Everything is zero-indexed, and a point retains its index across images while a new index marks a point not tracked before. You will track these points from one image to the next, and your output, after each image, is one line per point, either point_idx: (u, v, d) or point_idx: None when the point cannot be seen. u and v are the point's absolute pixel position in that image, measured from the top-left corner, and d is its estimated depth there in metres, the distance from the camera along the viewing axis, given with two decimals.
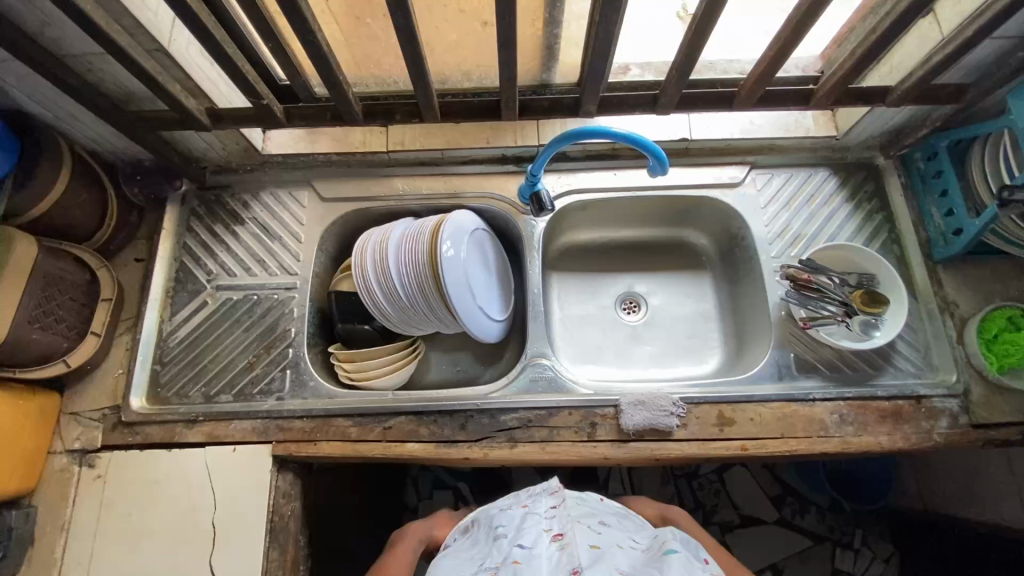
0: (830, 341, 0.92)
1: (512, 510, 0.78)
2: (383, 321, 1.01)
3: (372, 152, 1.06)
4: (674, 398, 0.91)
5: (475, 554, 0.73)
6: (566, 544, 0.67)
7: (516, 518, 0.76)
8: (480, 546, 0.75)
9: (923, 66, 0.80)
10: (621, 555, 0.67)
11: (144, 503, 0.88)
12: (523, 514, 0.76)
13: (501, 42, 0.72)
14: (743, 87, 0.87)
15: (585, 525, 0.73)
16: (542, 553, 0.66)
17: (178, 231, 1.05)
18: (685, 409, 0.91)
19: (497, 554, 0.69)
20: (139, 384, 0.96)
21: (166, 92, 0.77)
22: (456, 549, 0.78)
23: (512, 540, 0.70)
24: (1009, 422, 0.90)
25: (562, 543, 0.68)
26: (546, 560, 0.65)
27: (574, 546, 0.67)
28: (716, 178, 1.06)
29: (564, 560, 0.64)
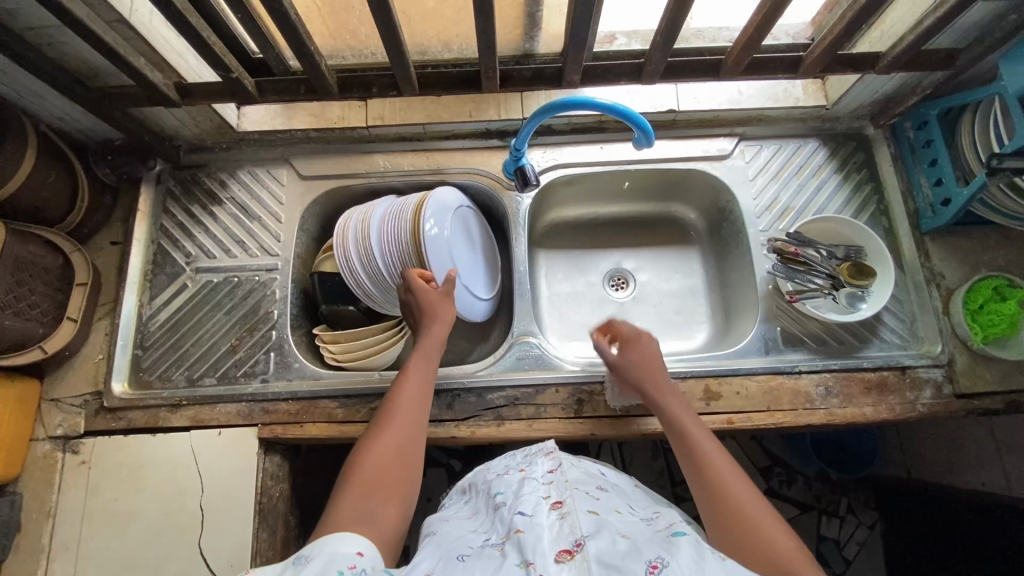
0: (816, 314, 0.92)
1: (509, 476, 0.74)
2: (368, 302, 0.99)
3: (351, 127, 1.02)
4: None
5: (474, 525, 0.69)
6: (566, 513, 0.61)
7: (514, 483, 0.71)
8: (479, 517, 0.71)
9: (915, 31, 0.77)
10: (623, 521, 0.63)
11: (131, 487, 0.88)
12: (520, 479, 0.72)
13: (478, 8, 0.69)
14: (730, 55, 0.84)
15: (582, 491, 0.68)
16: (543, 522, 0.60)
17: (154, 213, 1.02)
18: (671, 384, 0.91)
19: (501, 527, 0.63)
20: (121, 369, 0.94)
21: (129, 66, 0.73)
22: (454, 515, 0.74)
23: (512, 507, 0.65)
24: (992, 392, 0.91)
25: (562, 512, 0.62)
26: (547, 530, 0.59)
27: (575, 514, 0.61)
28: (705, 150, 1.04)
29: (566, 530, 0.59)
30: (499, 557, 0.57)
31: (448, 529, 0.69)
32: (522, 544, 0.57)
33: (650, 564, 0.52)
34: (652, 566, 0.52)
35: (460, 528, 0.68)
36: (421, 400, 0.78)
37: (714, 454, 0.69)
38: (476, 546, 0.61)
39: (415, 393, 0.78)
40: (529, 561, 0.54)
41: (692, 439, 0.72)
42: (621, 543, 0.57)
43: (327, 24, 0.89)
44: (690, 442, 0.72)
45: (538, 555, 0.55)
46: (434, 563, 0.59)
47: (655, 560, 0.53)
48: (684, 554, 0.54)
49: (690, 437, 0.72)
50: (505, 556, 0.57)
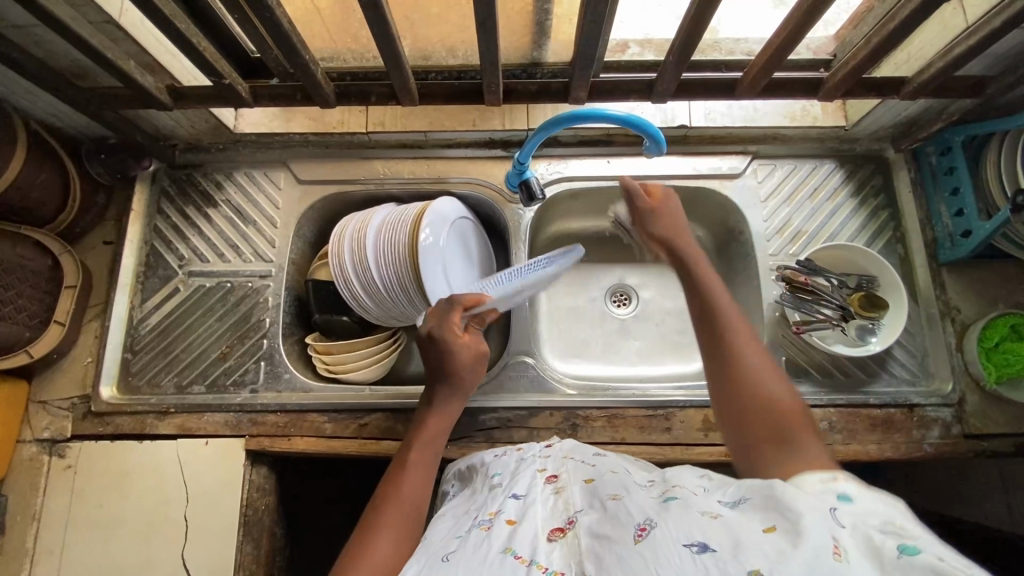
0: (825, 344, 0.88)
1: (505, 458, 0.72)
2: (362, 313, 0.96)
3: (351, 132, 1.00)
4: (660, 403, 0.89)
5: (469, 504, 0.64)
6: (560, 490, 0.58)
7: (511, 465, 0.69)
8: (473, 497, 0.66)
9: (944, 58, 0.73)
10: (617, 479, 0.57)
11: (117, 494, 0.87)
12: (516, 460, 0.69)
13: (480, 23, 0.65)
14: (746, 75, 0.80)
15: (578, 462, 0.64)
16: (536, 501, 0.57)
17: (148, 214, 1.00)
18: (670, 413, 0.89)
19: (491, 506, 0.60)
20: (109, 373, 0.93)
21: (118, 70, 0.71)
22: (453, 504, 0.68)
23: (507, 490, 0.61)
24: (1002, 434, 0.87)
25: (555, 489, 0.58)
26: (540, 508, 0.56)
27: (569, 491, 0.57)
28: (715, 168, 1.00)
29: (560, 509, 0.55)
30: (486, 542, 0.52)
31: (443, 522, 0.62)
32: (511, 532, 0.53)
33: (637, 528, 0.45)
34: (640, 531, 0.44)
35: (455, 516, 0.62)
36: (419, 515, 0.64)
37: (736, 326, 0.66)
38: (463, 531, 0.56)
39: (417, 475, 0.67)
40: (514, 550, 0.49)
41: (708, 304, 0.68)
42: (610, 506, 0.50)
43: (328, 28, 0.86)
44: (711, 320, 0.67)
45: (527, 541, 0.51)
46: (420, 565, 0.52)
47: (643, 522, 0.45)
48: (674, 511, 0.45)
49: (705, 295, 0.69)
50: (492, 542, 0.52)
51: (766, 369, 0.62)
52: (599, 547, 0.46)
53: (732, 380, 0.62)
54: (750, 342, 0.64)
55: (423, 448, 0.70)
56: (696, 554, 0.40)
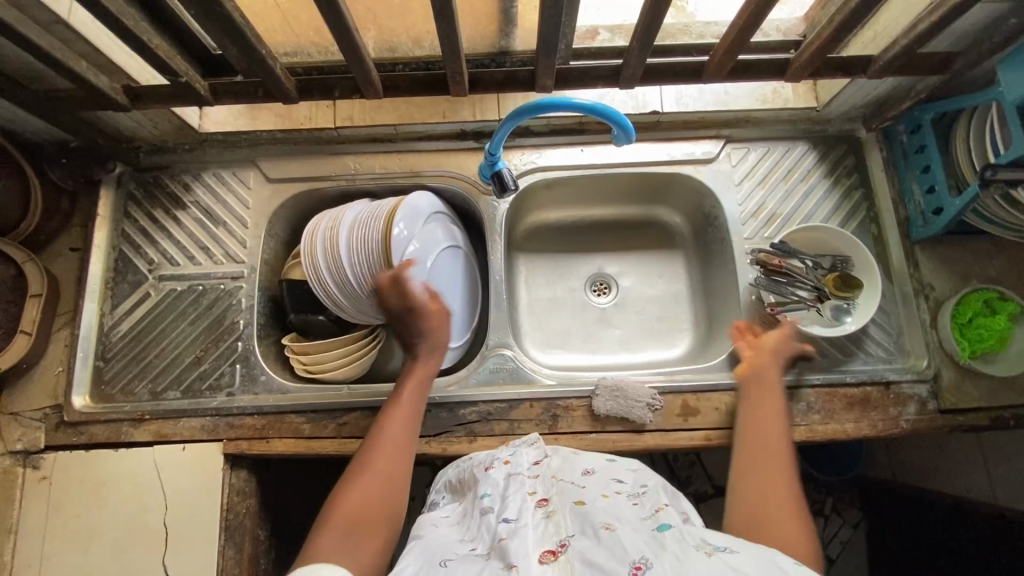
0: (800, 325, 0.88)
1: (493, 471, 0.72)
2: (337, 311, 0.95)
3: (319, 128, 0.98)
4: (651, 390, 0.88)
5: (461, 524, 0.65)
6: (552, 512, 0.60)
7: (500, 484, 0.68)
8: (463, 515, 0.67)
9: (908, 35, 0.73)
10: (608, 504, 0.60)
11: (94, 504, 0.86)
12: (506, 476, 0.70)
13: (437, 12, 0.64)
14: (713, 58, 0.80)
15: (569, 483, 0.67)
16: (530, 522, 0.58)
17: (115, 218, 0.98)
18: (662, 403, 0.88)
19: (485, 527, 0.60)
20: (81, 382, 0.92)
21: (69, 71, 0.69)
22: (441, 521, 0.68)
23: (498, 513, 0.61)
24: (978, 408, 0.88)
25: (548, 510, 0.60)
26: (533, 528, 0.57)
27: (561, 514, 0.59)
28: (689, 153, 0.99)
29: (551, 530, 0.57)
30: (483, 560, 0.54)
31: (435, 536, 0.63)
32: (504, 547, 0.54)
33: (633, 566, 0.49)
34: (635, 569, 0.48)
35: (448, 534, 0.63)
36: (417, 415, 0.79)
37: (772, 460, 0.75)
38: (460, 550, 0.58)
39: (404, 419, 0.77)
40: (511, 561, 0.51)
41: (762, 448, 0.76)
42: (606, 533, 0.53)
43: (289, 22, 0.84)
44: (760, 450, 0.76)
45: (522, 553, 0.53)
46: (417, 566, 0.56)
47: (638, 560, 0.49)
48: (670, 553, 0.50)
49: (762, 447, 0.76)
50: (490, 559, 0.54)
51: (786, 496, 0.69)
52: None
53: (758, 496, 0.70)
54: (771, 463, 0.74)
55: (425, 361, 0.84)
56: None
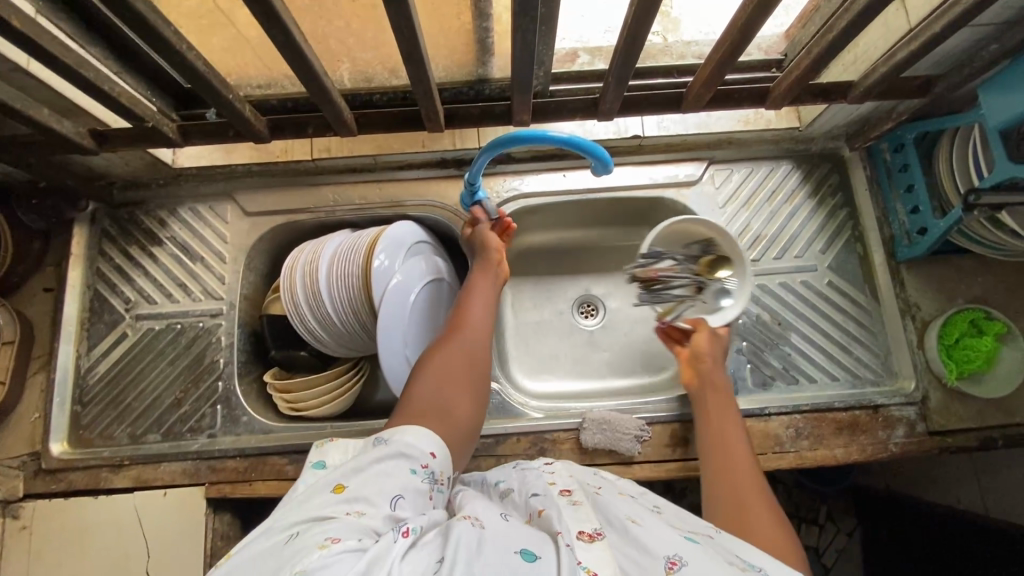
0: (693, 326, 0.89)
1: (505, 468, 0.70)
2: (319, 346, 0.93)
3: (296, 161, 0.96)
4: (640, 421, 0.87)
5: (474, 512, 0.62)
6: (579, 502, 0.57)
7: (514, 475, 0.67)
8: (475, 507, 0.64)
9: (888, 62, 0.72)
10: (626, 501, 0.57)
11: (73, 553, 0.84)
12: (519, 469, 0.68)
13: (406, 55, 0.63)
14: (691, 89, 0.78)
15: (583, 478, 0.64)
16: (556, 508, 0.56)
17: (89, 256, 0.96)
18: (650, 433, 0.87)
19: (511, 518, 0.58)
20: (59, 427, 0.90)
21: (31, 120, 0.67)
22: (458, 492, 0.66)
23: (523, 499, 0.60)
24: (966, 429, 0.88)
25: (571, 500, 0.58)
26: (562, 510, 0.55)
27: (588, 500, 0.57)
28: (672, 176, 0.98)
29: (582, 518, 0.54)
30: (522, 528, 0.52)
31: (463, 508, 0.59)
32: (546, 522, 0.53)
33: (668, 561, 0.47)
34: (671, 564, 0.46)
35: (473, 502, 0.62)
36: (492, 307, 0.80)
37: (734, 448, 0.74)
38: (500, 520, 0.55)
39: (482, 304, 0.79)
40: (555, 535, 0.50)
41: (723, 438, 0.76)
42: (637, 526, 0.51)
43: (260, 58, 0.82)
44: (723, 442, 0.75)
45: (562, 530, 0.51)
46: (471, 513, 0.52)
47: (673, 555, 0.47)
48: (705, 555, 0.47)
49: (722, 437, 0.76)
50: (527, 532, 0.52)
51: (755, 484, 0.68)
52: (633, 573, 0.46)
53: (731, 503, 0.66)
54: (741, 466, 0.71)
55: (480, 282, 0.83)
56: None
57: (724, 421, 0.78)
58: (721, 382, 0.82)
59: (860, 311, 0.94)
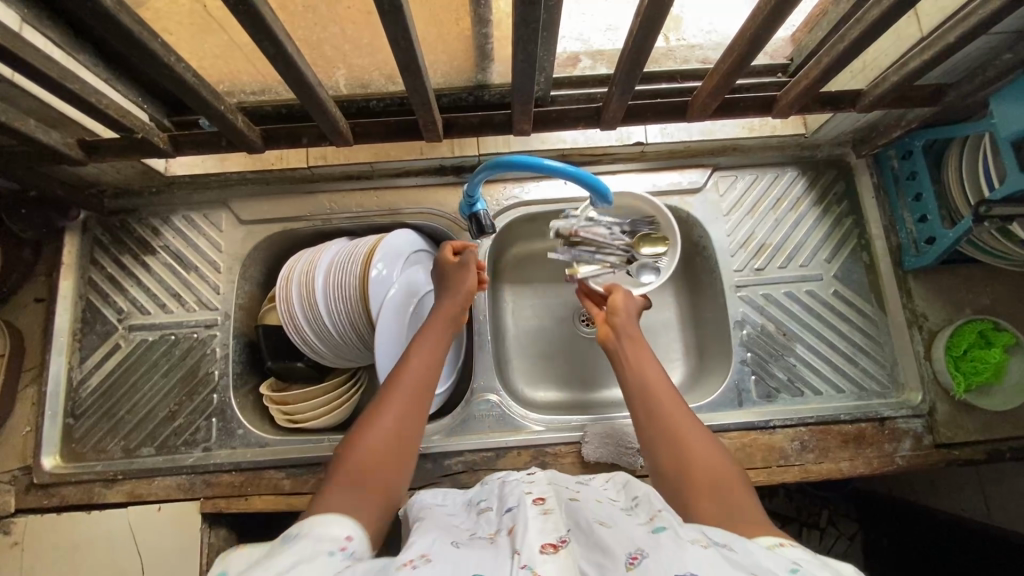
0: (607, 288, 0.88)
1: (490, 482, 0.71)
2: (316, 358, 0.92)
3: (291, 168, 0.94)
4: None
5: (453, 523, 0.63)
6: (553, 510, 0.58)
7: (497, 489, 0.68)
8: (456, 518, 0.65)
9: (899, 71, 0.70)
10: (604, 509, 0.58)
11: (66, 570, 0.82)
12: (501, 483, 0.69)
13: (404, 66, 0.60)
14: (696, 98, 0.76)
15: (565, 487, 0.65)
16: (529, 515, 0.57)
17: (81, 266, 0.94)
18: None
19: (486, 527, 0.59)
20: (51, 441, 0.88)
21: (15, 133, 0.64)
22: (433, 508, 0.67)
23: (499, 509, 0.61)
24: (973, 442, 0.87)
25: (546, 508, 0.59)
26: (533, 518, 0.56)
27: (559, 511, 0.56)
28: (675, 183, 0.96)
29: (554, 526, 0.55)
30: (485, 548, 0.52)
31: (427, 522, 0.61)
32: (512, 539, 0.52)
33: (630, 556, 0.47)
34: (632, 558, 0.46)
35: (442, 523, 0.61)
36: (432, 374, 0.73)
37: (658, 387, 0.72)
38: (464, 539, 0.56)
39: (421, 368, 0.73)
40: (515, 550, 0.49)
41: (645, 381, 0.74)
42: (599, 531, 0.51)
43: (252, 64, 0.79)
44: (647, 387, 0.73)
45: (525, 546, 0.50)
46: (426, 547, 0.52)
47: (634, 551, 0.47)
48: (665, 543, 0.48)
49: (643, 379, 0.74)
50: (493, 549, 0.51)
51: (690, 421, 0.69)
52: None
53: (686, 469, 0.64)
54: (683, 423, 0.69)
55: (433, 325, 0.78)
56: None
57: (642, 364, 0.76)
58: (634, 331, 0.80)
59: (866, 321, 0.93)
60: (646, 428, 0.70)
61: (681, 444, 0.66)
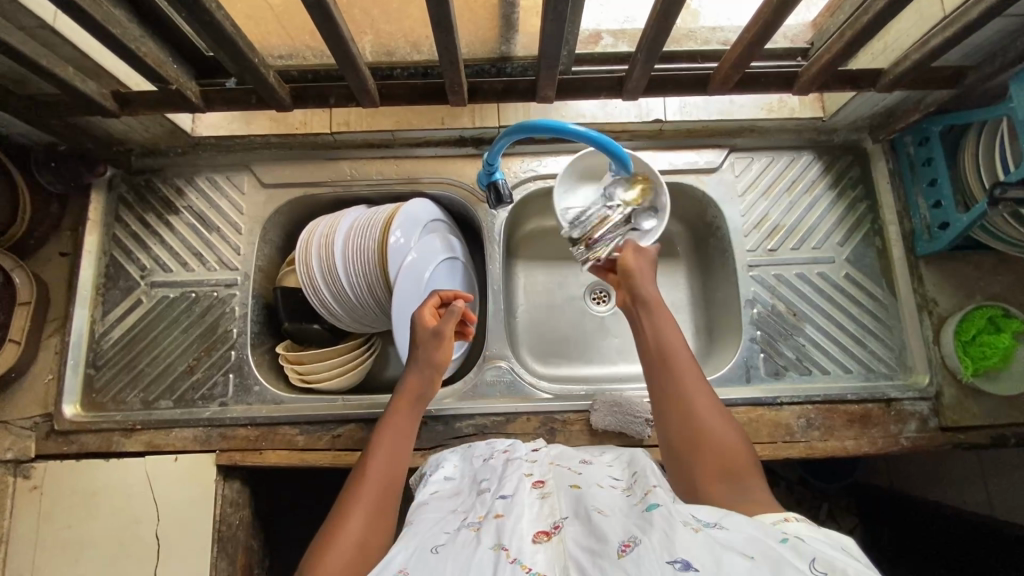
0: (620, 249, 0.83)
1: (493, 461, 0.73)
2: (332, 320, 0.93)
3: (314, 133, 0.96)
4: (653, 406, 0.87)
5: (454, 504, 0.66)
6: (548, 494, 0.60)
7: (499, 468, 0.70)
8: (461, 496, 0.68)
9: (921, 49, 0.71)
10: (604, 492, 0.59)
11: (83, 515, 0.84)
12: (504, 462, 0.71)
13: (436, 22, 0.62)
14: (718, 71, 0.78)
15: (566, 468, 0.67)
16: (524, 502, 0.59)
17: (106, 222, 0.96)
18: None
19: (480, 508, 0.61)
20: (73, 390, 0.91)
21: (55, 78, 0.66)
22: (435, 496, 0.70)
23: (495, 492, 0.63)
24: (979, 425, 0.88)
25: (543, 492, 0.61)
26: (528, 508, 0.58)
27: (556, 497, 0.60)
28: (692, 162, 0.97)
29: (547, 512, 0.57)
30: (473, 539, 0.54)
31: (426, 515, 0.64)
32: (500, 528, 0.54)
33: (622, 544, 0.47)
34: (624, 545, 0.47)
35: (441, 511, 0.65)
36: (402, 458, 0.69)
37: (677, 359, 0.69)
38: (449, 531, 0.57)
39: (388, 446, 0.69)
40: (503, 546, 0.51)
41: (666, 352, 0.70)
42: (596, 518, 0.52)
43: (281, 24, 0.80)
44: (668, 358, 0.70)
45: (514, 539, 0.52)
46: (408, 557, 0.54)
47: (627, 538, 0.48)
48: (658, 528, 0.48)
49: (665, 349, 0.70)
50: (481, 538, 0.54)
51: (707, 399, 0.66)
52: (585, 559, 0.48)
53: (695, 443, 0.63)
54: (702, 398, 0.66)
55: (399, 415, 0.73)
56: (679, 570, 0.43)
57: (665, 335, 0.72)
58: (656, 296, 0.76)
59: (876, 305, 0.94)
60: (659, 402, 0.68)
61: (695, 419, 0.64)
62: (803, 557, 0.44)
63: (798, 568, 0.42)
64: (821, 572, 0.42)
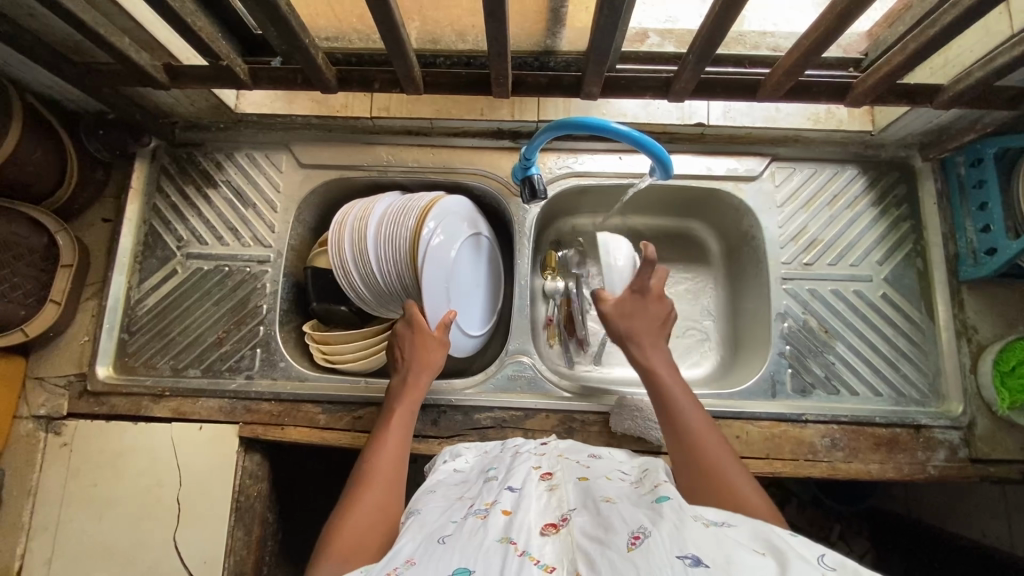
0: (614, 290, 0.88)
1: (503, 454, 0.74)
2: (359, 304, 0.94)
3: (354, 117, 0.96)
4: None
5: (461, 492, 0.67)
6: (555, 487, 0.61)
7: (508, 460, 0.71)
8: (467, 486, 0.69)
9: (984, 67, 0.68)
10: (612, 486, 0.59)
11: (109, 474, 0.87)
12: (513, 456, 0.71)
13: (487, 11, 0.61)
14: (770, 78, 0.76)
15: (573, 462, 0.68)
16: (531, 494, 0.59)
17: (147, 192, 0.99)
18: None
19: (486, 496, 0.61)
20: (106, 352, 0.93)
21: (113, 47, 0.68)
22: (442, 484, 0.71)
23: (502, 481, 0.63)
24: (1010, 460, 0.85)
25: (550, 485, 0.61)
26: (535, 501, 0.58)
27: (564, 489, 0.60)
28: (731, 169, 0.96)
29: (554, 505, 0.57)
30: (481, 529, 0.54)
31: (434, 503, 0.65)
32: (508, 521, 0.54)
33: (631, 536, 0.47)
34: (634, 538, 0.47)
35: (446, 500, 0.65)
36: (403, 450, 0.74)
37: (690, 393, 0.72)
38: (457, 522, 0.57)
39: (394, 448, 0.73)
40: (511, 540, 0.51)
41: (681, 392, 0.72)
42: (604, 512, 0.52)
43: (332, 8, 0.81)
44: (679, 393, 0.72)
45: (522, 533, 0.52)
46: (415, 548, 0.54)
47: (637, 531, 0.47)
48: (669, 521, 0.48)
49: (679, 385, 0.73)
50: (489, 529, 0.53)
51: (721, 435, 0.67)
52: (594, 549, 0.48)
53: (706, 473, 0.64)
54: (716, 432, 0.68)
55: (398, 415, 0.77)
56: (689, 565, 0.42)
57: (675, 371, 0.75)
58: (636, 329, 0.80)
59: (912, 327, 0.91)
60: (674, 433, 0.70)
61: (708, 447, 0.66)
62: (812, 551, 0.44)
63: (808, 561, 0.42)
64: (829, 566, 0.42)
